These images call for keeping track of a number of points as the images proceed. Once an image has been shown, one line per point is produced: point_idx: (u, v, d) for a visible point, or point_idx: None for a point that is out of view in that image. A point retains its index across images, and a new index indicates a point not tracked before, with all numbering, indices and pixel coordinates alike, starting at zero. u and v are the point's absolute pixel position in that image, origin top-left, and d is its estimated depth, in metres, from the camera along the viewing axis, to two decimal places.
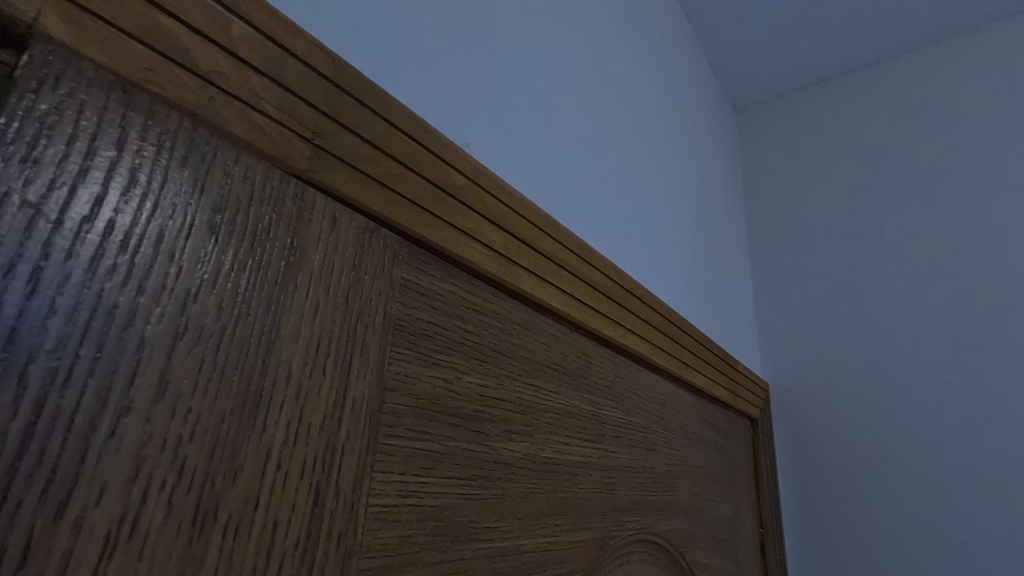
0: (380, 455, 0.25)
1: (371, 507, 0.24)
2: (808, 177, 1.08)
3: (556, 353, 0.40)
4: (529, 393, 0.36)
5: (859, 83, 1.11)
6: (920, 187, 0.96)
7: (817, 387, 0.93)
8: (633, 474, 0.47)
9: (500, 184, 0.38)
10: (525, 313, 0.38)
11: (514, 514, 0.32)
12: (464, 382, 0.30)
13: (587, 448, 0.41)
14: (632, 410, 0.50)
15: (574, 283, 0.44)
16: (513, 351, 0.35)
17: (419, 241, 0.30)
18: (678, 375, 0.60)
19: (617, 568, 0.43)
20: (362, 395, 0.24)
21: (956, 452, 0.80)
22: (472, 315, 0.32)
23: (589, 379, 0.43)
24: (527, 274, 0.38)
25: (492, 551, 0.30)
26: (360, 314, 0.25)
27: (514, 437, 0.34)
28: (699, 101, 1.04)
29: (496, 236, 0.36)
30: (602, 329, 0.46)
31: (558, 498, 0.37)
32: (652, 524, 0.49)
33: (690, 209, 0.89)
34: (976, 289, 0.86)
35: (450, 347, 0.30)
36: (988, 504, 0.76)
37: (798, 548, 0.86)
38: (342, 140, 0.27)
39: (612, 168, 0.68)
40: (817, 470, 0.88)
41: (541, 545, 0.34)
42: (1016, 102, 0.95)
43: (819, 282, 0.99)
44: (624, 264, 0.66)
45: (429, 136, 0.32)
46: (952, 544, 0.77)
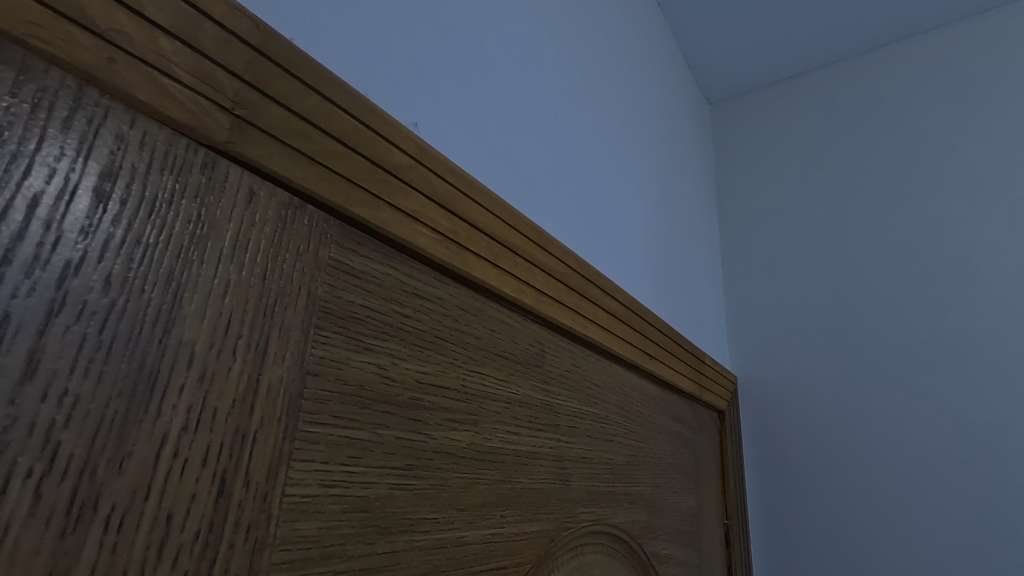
0: (300, 442, 0.23)
1: (288, 498, 0.23)
2: (780, 171, 1.08)
3: (507, 341, 0.39)
4: (475, 381, 0.35)
5: (832, 78, 1.11)
6: (888, 183, 0.97)
7: (784, 379, 0.94)
8: (590, 464, 0.47)
9: (448, 166, 0.36)
10: (474, 299, 0.37)
11: (455, 505, 0.31)
12: (401, 368, 0.29)
13: (539, 437, 0.40)
14: (590, 400, 0.49)
15: (530, 270, 0.43)
16: (458, 338, 0.34)
17: (355, 221, 0.29)
18: (641, 366, 0.60)
19: (570, 559, 0.43)
20: (279, 379, 0.23)
21: (918, 444, 0.81)
22: (412, 299, 0.31)
23: (543, 368, 0.43)
24: (478, 260, 0.37)
25: (429, 543, 0.29)
26: (279, 294, 0.24)
27: (457, 426, 0.32)
28: (672, 93, 1.03)
29: (442, 220, 0.35)
30: (559, 318, 0.46)
31: (506, 489, 0.36)
32: (609, 515, 0.49)
33: (662, 201, 0.89)
34: (940, 284, 0.87)
35: (386, 331, 0.29)
36: (948, 495, 0.78)
37: (763, 539, 0.87)
38: (267, 111, 0.25)
39: (581, 155, 0.67)
40: (783, 462, 0.89)
41: (484, 537, 0.33)
42: (982, 99, 0.96)
43: (790, 276, 1.00)
44: (592, 253, 0.65)
45: (369, 112, 0.31)
46: (912, 534, 0.78)
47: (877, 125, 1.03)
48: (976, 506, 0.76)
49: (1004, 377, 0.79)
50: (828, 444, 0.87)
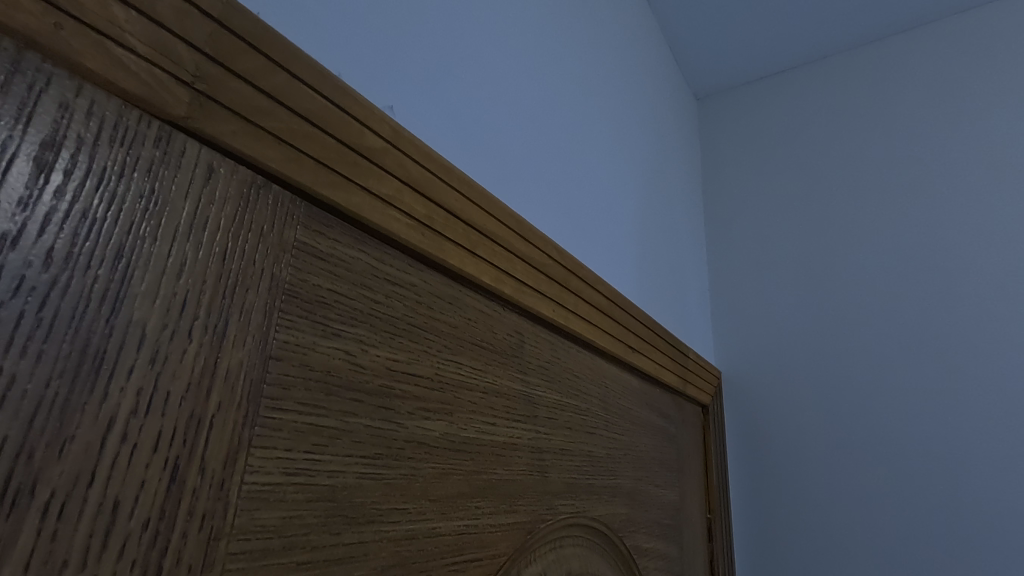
0: (261, 429, 0.23)
1: (247, 486, 0.22)
2: (766, 167, 1.09)
3: (484, 331, 0.38)
4: (450, 370, 0.34)
5: (818, 75, 1.12)
6: (871, 180, 0.98)
7: (768, 374, 0.94)
8: (569, 456, 0.46)
9: (423, 150, 0.36)
10: (450, 288, 0.36)
11: (427, 495, 0.31)
12: (371, 355, 0.29)
13: (516, 428, 0.40)
14: (571, 391, 0.48)
15: (509, 260, 0.42)
16: (433, 326, 0.33)
17: (325, 204, 0.28)
18: (623, 359, 0.60)
19: (549, 552, 0.42)
20: (238, 364, 0.22)
21: (897, 439, 0.82)
22: (384, 285, 0.30)
23: (521, 359, 0.42)
24: (455, 247, 0.37)
25: (399, 534, 0.28)
26: (240, 275, 0.23)
27: (430, 415, 0.32)
28: (659, 88, 1.03)
29: (418, 206, 0.34)
30: (539, 308, 0.45)
31: (481, 480, 0.35)
32: (589, 508, 0.48)
33: (647, 196, 0.88)
34: (921, 280, 0.88)
35: (355, 317, 0.28)
36: (926, 488, 0.79)
37: (746, 533, 0.88)
38: (231, 87, 0.24)
39: (565, 146, 0.66)
40: (766, 456, 0.90)
41: (458, 528, 0.33)
42: (964, 97, 0.97)
43: (774, 271, 1.00)
44: (577, 244, 0.64)
45: (341, 94, 0.30)
46: (892, 527, 0.79)
47: (861, 122, 1.03)
48: (953, 500, 0.77)
49: (982, 372, 0.80)
50: (810, 439, 0.88)
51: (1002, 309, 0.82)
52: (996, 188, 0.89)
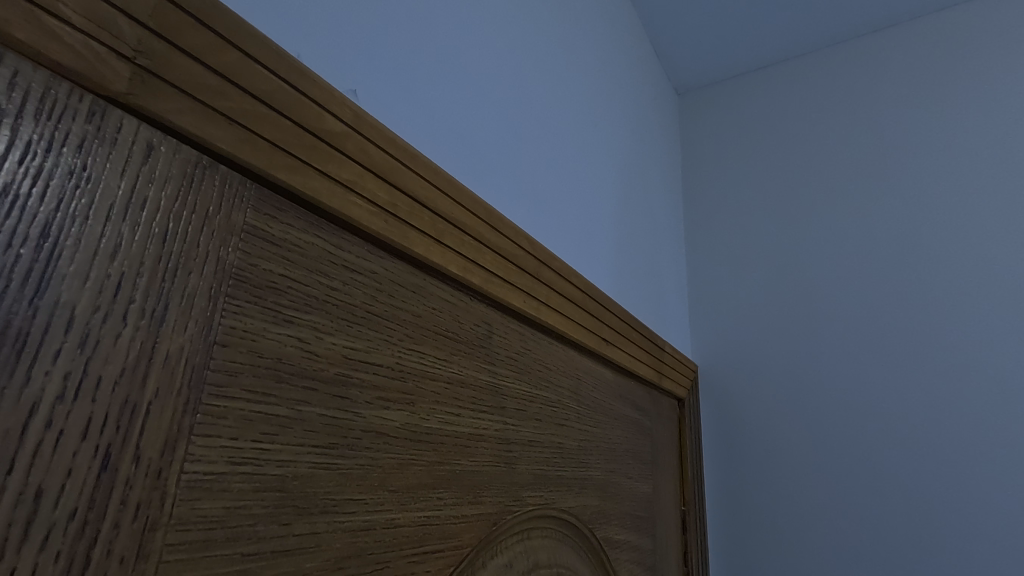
0: (204, 417, 0.22)
1: (186, 475, 0.21)
2: (744, 163, 1.09)
3: (450, 320, 0.38)
4: (412, 360, 0.34)
5: (797, 71, 1.13)
6: (847, 177, 0.99)
7: (744, 368, 0.95)
8: (538, 448, 0.46)
9: (387, 136, 0.35)
10: (414, 276, 0.35)
11: (386, 486, 0.30)
12: (327, 343, 0.28)
13: (482, 419, 0.39)
14: (541, 384, 0.48)
15: (478, 249, 0.42)
16: (394, 314, 0.33)
17: (279, 187, 0.27)
18: (597, 352, 0.60)
19: (516, 543, 0.42)
20: (179, 349, 0.21)
21: (868, 432, 0.84)
22: (342, 272, 0.30)
23: (489, 350, 0.42)
24: (420, 235, 0.36)
25: (355, 525, 0.28)
26: (181, 257, 0.22)
27: (390, 404, 0.31)
28: (639, 82, 1.03)
29: (381, 192, 0.34)
30: (508, 299, 0.44)
31: (444, 471, 0.35)
32: (558, 500, 0.48)
33: (626, 190, 0.88)
34: (894, 276, 0.89)
35: (310, 304, 0.27)
36: (894, 480, 0.80)
37: (719, 525, 0.89)
38: (177, 64, 0.23)
39: (541, 137, 0.65)
40: (740, 449, 0.91)
41: (418, 519, 0.32)
42: (938, 95, 0.98)
43: (751, 267, 1.01)
44: (552, 236, 0.64)
45: (299, 76, 0.29)
46: (860, 519, 0.81)
47: (838, 120, 1.04)
48: (920, 491, 0.79)
49: (949, 366, 0.82)
50: (783, 432, 0.89)
51: (969, 304, 0.84)
52: (966, 185, 0.90)
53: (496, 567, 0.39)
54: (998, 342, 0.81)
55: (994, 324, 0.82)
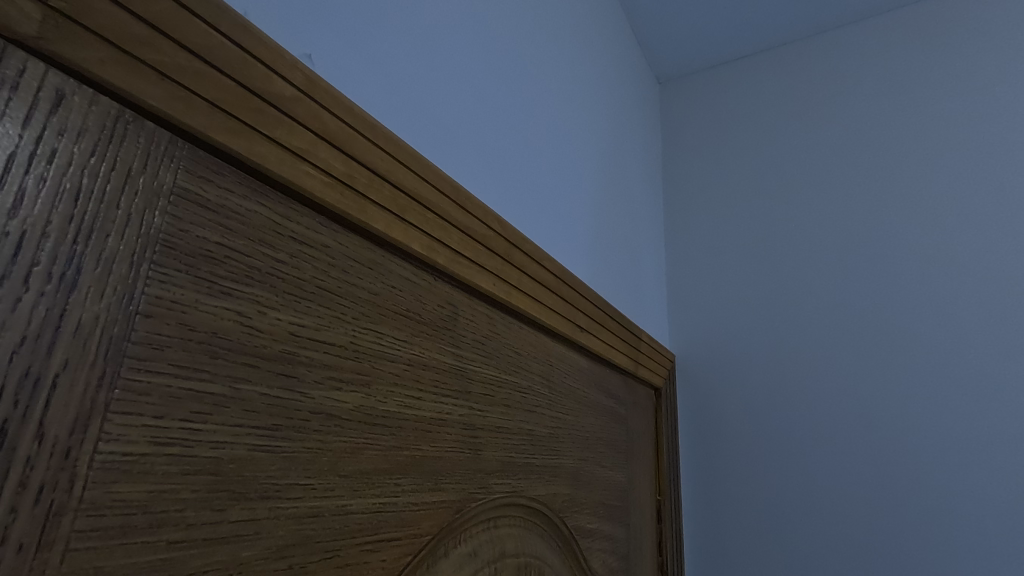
0: (123, 394, 0.20)
1: (102, 455, 0.19)
2: (725, 153, 1.09)
3: (411, 300, 0.36)
4: (368, 340, 0.32)
5: (778, 61, 1.12)
6: (824, 168, 0.99)
7: (721, 358, 0.95)
8: (506, 435, 0.45)
9: (344, 105, 0.33)
10: (373, 253, 0.34)
11: (336, 471, 0.29)
12: (271, 318, 0.26)
13: (445, 404, 0.38)
14: (511, 369, 0.47)
15: (443, 228, 0.40)
16: (349, 291, 0.31)
17: (218, 150, 0.25)
18: (570, 339, 0.58)
19: (481, 531, 0.41)
20: (92, 319, 0.20)
21: (840, 421, 0.84)
22: (289, 245, 0.28)
23: (454, 332, 0.40)
24: (379, 210, 0.34)
25: (300, 511, 0.26)
26: (97, 218, 0.20)
27: (342, 385, 0.30)
28: (619, 69, 1.02)
29: (336, 162, 0.32)
30: (476, 281, 0.43)
31: (402, 457, 0.33)
32: (526, 488, 0.47)
33: (604, 177, 0.87)
34: (870, 267, 0.90)
35: (251, 276, 0.25)
36: (866, 469, 0.81)
37: (694, 514, 0.89)
38: (102, 10, 0.21)
39: (517, 119, 0.64)
40: (715, 438, 0.91)
41: (372, 506, 0.31)
42: (916, 86, 0.98)
43: (729, 257, 1.01)
44: (527, 220, 0.62)
45: (245, 33, 0.27)
46: (832, 508, 0.81)
47: (817, 111, 1.04)
48: (893, 478, 0.79)
49: (923, 356, 0.82)
50: (758, 421, 0.89)
51: (943, 294, 0.84)
52: (942, 176, 0.91)
53: (459, 557, 0.38)
54: (970, 330, 0.81)
55: (966, 313, 0.82)
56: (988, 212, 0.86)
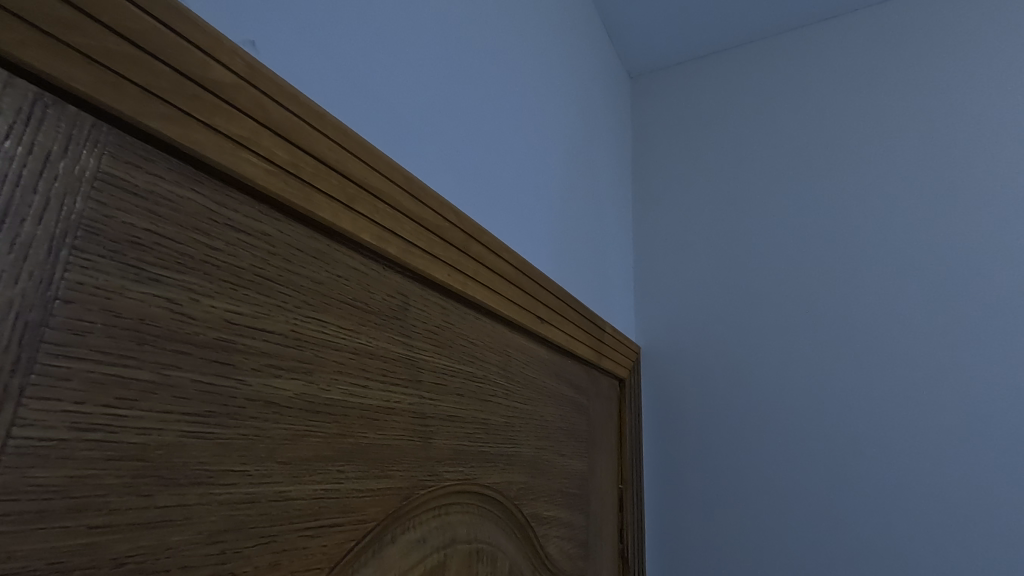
0: (39, 380, 0.20)
1: (16, 441, 0.19)
2: (692, 148, 1.10)
3: (359, 289, 0.36)
4: (311, 328, 0.32)
5: (746, 57, 1.13)
6: (787, 164, 1.01)
7: (684, 350, 0.97)
8: (459, 423, 0.45)
9: (290, 93, 0.33)
10: (317, 242, 0.34)
11: (274, 457, 0.29)
12: (204, 306, 0.26)
13: (393, 392, 0.38)
14: (465, 359, 0.47)
15: (395, 218, 0.40)
16: (291, 279, 0.31)
17: (149, 135, 0.25)
18: (530, 329, 0.59)
19: (432, 517, 0.41)
20: (7, 305, 0.20)
21: (795, 412, 0.87)
22: (226, 232, 0.28)
23: (404, 322, 0.40)
24: (326, 199, 0.34)
25: (235, 497, 0.27)
26: (12, 202, 0.20)
27: (282, 372, 0.30)
28: (587, 63, 1.02)
29: (279, 150, 0.32)
30: (429, 271, 0.43)
31: (346, 444, 0.34)
32: (480, 476, 0.48)
33: (572, 170, 0.88)
34: (827, 263, 0.92)
35: (183, 263, 0.25)
36: (818, 458, 0.84)
37: (656, 502, 0.92)
38: None
39: (478, 110, 0.63)
40: (677, 428, 0.93)
41: (313, 493, 0.31)
42: (878, 84, 1.00)
43: (694, 251, 1.03)
44: (487, 212, 0.62)
45: (182, 19, 0.27)
46: (785, 495, 0.84)
47: (781, 108, 1.06)
48: (844, 465, 0.82)
49: (875, 350, 0.85)
50: (718, 412, 0.92)
51: (895, 290, 0.87)
52: (899, 174, 0.93)
53: (407, 543, 0.39)
54: (920, 322, 0.84)
55: (916, 306, 0.85)
56: (941, 208, 0.88)
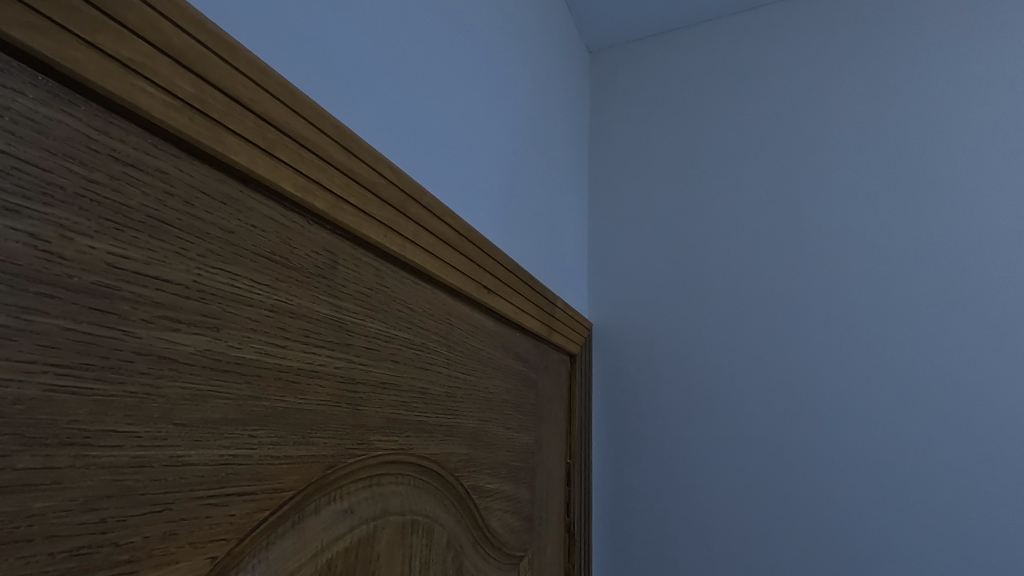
0: None
1: None
2: (648, 125, 1.10)
3: (278, 243, 0.34)
4: (218, 280, 0.29)
5: (704, 35, 1.12)
6: (739, 145, 1.02)
7: (635, 327, 0.98)
8: (393, 391, 0.43)
9: (197, 19, 0.29)
10: (228, 188, 0.31)
11: (170, 419, 0.26)
12: (82, 246, 0.23)
13: (316, 355, 0.36)
14: (401, 324, 0.45)
15: (324, 169, 0.38)
16: (195, 225, 0.28)
17: (8, 45, 0.22)
18: (475, 298, 0.57)
19: (361, 487, 0.40)
20: None
21: (739, 389, 0.89)
22: (108, 164, 0.25)
23: (332, 281, 0.38)
24: (241, 142, 0.31)
25: (118, 461, 0.24)
26: None
27: (183, 326, 0.27)
28: (545, 32, 0.99)
29: (182, 82, 0.28)
30: (362, 230, 0.41)
31: (260, 407, 0.31)
32: (416, 446, 0.46)
33: (527, 142, 0.85)
34: (774, 243, 0.94)
35: (52, 194, 0.22)
36: (759, 432, 0.87)
37: (603, 477, 0.93)
38: None
39: (428, 67, 0.60)
40: (626, 404, 0.94)
41: (218, 458, 0.28)
42: (829, 67, 1.01)
43: (648, 228, 1.03)
44: (435, 176, 0.59)
45: None
46: (726, 469, 0.87)
47: (738, 88, 1.06)
48: (782, 438, 0.86)
49: (815, 328, 0.88)
50: (666, 388, 0.93)
51: (837, 271, 0.89)
52: (846, 157, 0.95)
53: (331, 514, 0.37)
54: (859, 302, 0.87)
55: (856, 286, 0.88)
56: (884, 192, 0.91)
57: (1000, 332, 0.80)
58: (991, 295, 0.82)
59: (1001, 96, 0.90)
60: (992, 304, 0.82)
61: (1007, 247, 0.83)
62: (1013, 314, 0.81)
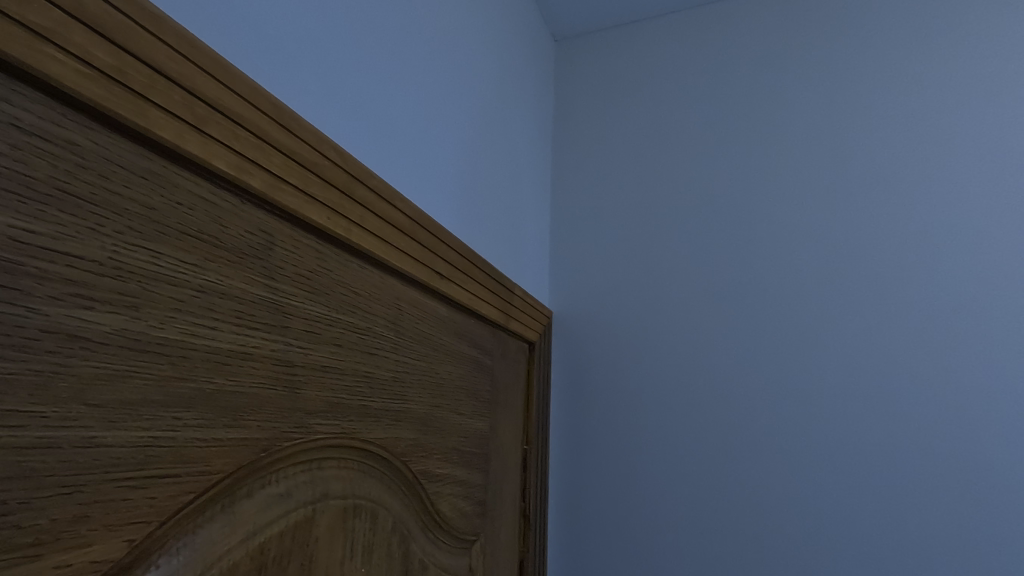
0: None
1: None
2: (611, 116, 1.10)
3: (207, 222, 0.33)
4: (138, 257, 0.28)
5: (667, 26, 1.13)
6: (699, 137, 1.03)
7: (594, 315, 0.99)
8: (335, 375, 0.43)
9: None
10: (150, 163, 0.30)
11: (81, 399, 0.25)
12: None
13: (249, 337, 0.35)
14: (345, 308, 0.45)
15: (260, 147, 0.37)
16: (110, 199, 0.27)
17: None
18: (427, 284, 0.57)
19: (299, 471, 0.39)
20: None
21: (694, 377, 0.91)
22: (11, 134, 0.24)
23: (267, 263, 0.37)
24: (165, 116, 0.30)
25: (21, 442, 0.23)
26: None
27: (97, 304, 0.26)
28: (509, 19, 0.98)
29: (99, 51, 0.27)
30: (302, 211, 0.40)
31: (185, 389, 0.30)
32: (360, 431, 0.45)
33: (489, 129, 0.85)
34: (729, 234, 0.96)
35: None
36: (710, 419, 0.89)
37: (560, 463, 0.94)
38: None
39: (384, 48, 0.58)
40: (584, 391, 0.96)
41: (136, 439, 0.28)
42: (787, 61, 1.03)
43: (609, 217, 1.04)
44: (391, 159, 0.58)
45: None
46: (679, 454, 0.89)
47: (700, 80, 1.07)
48: (733, 424, 0.88)
49: (768, 318, 0.90)
50: (623, 376, 0.94)
51: (790, 263, 0.92)
52: (802, 152, 0.97)
53: (266, 498, 0.36)
54: (811, 292, 0.90)
55: (807, 278, 0.90)
56: (837, 187, 0.93)
57: (942, 322, 0.83)
58: (935, 287, 0.85)
59: (949, 95, 0.93)
60: (936, 295, 0.85)
61: (951, 241, 0.86)
62: (955, 305, 0.84)
